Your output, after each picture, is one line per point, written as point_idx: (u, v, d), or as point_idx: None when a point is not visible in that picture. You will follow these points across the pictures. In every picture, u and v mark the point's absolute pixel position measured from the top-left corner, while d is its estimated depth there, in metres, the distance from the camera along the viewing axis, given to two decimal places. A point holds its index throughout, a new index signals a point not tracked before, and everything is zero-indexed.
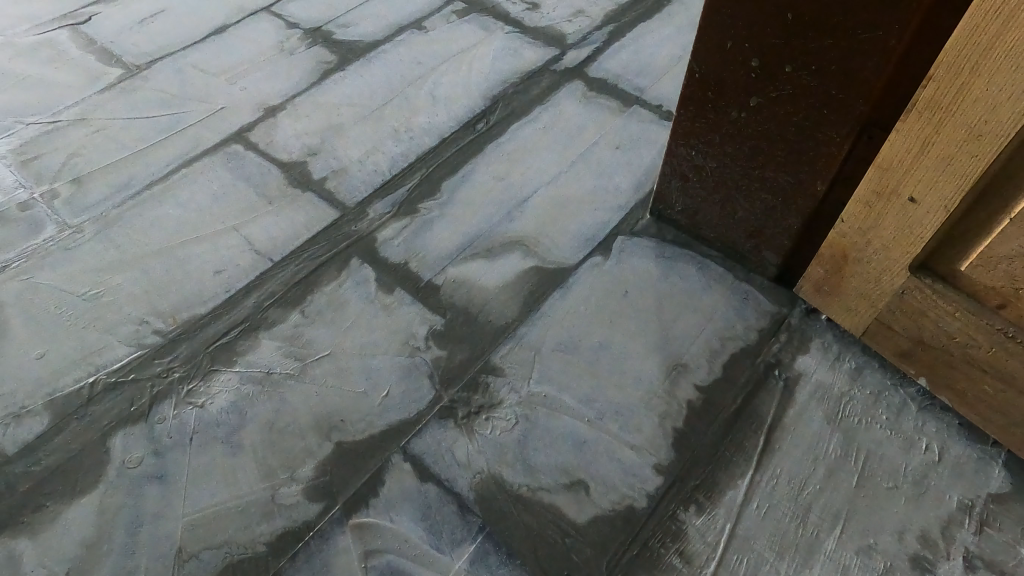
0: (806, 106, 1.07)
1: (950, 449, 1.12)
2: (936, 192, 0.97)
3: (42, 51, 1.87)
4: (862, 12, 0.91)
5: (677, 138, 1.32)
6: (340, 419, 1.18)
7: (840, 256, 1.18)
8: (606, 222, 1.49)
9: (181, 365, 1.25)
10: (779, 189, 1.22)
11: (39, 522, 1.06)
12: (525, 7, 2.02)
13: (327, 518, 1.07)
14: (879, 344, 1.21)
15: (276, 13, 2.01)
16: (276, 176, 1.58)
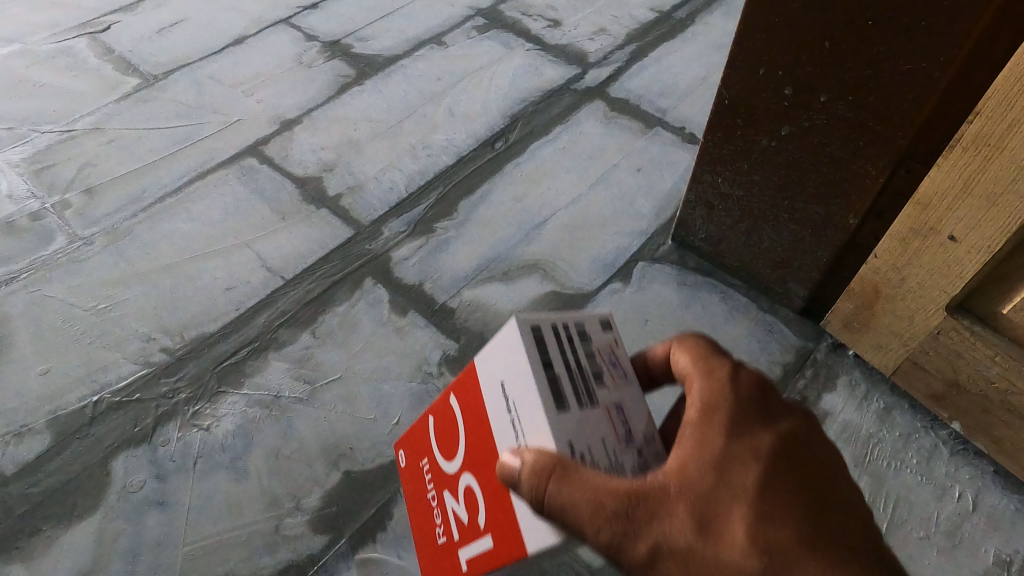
0: (841, 137, 1.03)
1: (985, 498, 1.07)
2: (979, 231, 0.92)
3: (61, 60, 1.86)
4: (905, 44, 0.87)
5: (703, 164, 1.28)
6: (348, 447, 1.14)
7: (871, 292, 1.13)
8: (626, 248, 1.45)
9: (187, 385, 1.21)
10: (809, 221, 1.18)
11: (35, 547, 1.03)
12: (546, 24, 2.00)
13: (333, 552, 1.03)
14: (910, 384, 1.16)
15: (296, 25, 1.99)
16: (290, 192, 1.55)
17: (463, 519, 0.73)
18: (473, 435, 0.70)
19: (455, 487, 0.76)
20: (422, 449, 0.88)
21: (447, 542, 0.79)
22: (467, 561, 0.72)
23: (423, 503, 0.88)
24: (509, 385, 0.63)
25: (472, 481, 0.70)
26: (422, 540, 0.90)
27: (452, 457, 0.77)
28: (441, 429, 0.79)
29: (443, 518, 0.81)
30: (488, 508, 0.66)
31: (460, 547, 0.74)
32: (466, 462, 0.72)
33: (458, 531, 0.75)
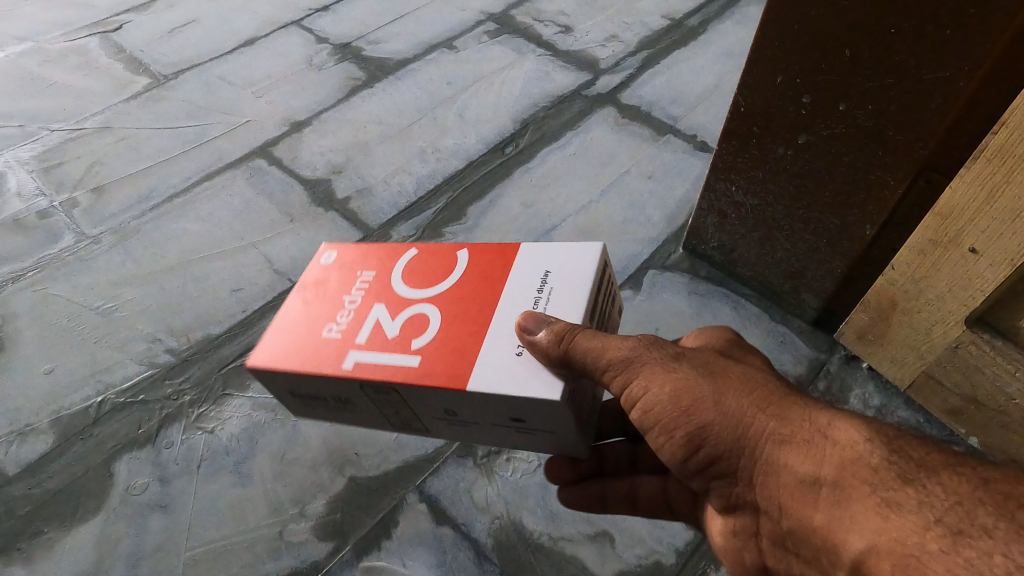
0: (859, 146, 1.02)
1: None
2: (1001, 245, 0.91)
3: (72, 59, 1.86)
4: (928, 53, 0.86)
5: (717, 172, 1.27)
6: (354, 452, 1.12)
7: (887, 304, 1.11)
8: (636, 255, 1.43)
9: (192, 387, 1.20)
10: (824, 231, 1.16)
11: (36, 549, 1.01)
12: (557, 30, 1.99)
13: (337, 560, 1.02)
14: (926, 398, 1.14)
15: (307, 28, 1.99)
16: (299, 194, 1.54)
17: (385, 334, 0.75)
18: (481, 285, 0.77)
19: (395, 305, 0.78)
20: (366, 260, 0.85)
21: (335, 338, 0.77)
22: (355, 364, 0.73)
23: (328, 297, 0.82)
24: (553, 275, 0.75)
25: (434, 314, 0.75)
26: (290, 316, 0.80)
27: (420, 288, 0.79)
28: (423, 265, 0.82)
29: (345, 318, 0.79)
30: (445, 339, 0.72)
31: (356, 348, 0.75)
32: (439, 300, 0.76)
33: (365, 337, 0.75)
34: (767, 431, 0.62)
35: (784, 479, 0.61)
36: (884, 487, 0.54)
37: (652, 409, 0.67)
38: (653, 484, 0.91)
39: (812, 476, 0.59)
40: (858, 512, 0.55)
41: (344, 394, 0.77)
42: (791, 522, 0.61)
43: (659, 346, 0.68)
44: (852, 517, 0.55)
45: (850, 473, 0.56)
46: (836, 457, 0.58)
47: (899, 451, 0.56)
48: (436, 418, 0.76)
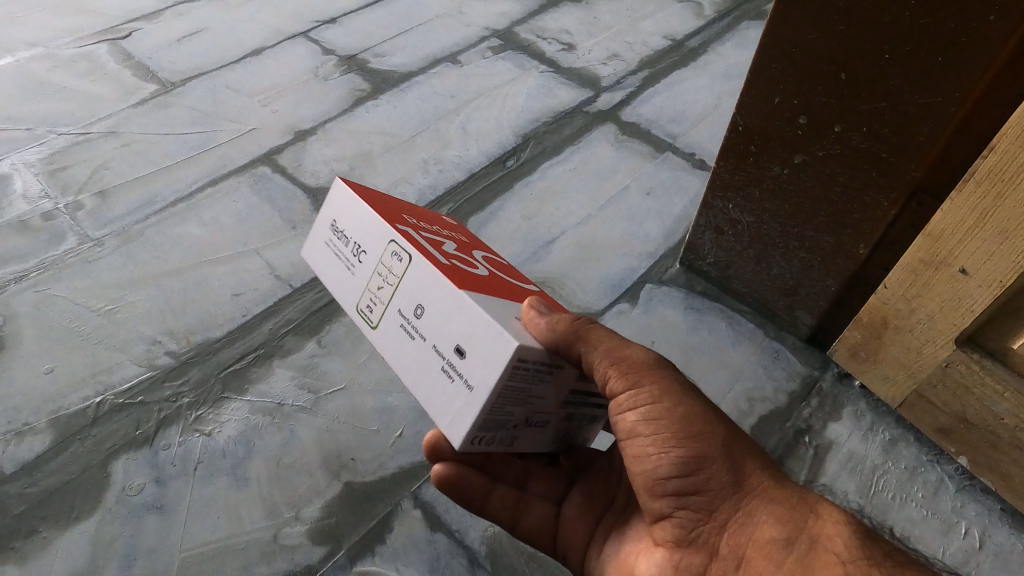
0: (853, 167, 1.04)
1: (991, 535, 1.06)
2: (990, 266, 0.93)
3: (80, 64, 1.89)
4: (920, 78, 0.89)
5: (714, 190, 1.29)
6: (350, 458, 1.13)
7: (880, 322, 1.13)
8: (634, 269, 1.45)
9: (191, 390, 1.21)
10: (819, 249, 1.18)
11: (31, 547, 1.01)
12: (560, 47, 2.02)
13: (331, 564, 1.02)
14: (916, 417, 1.15)
15: (313, 39, 2.02)
16: (302, 201, 1.56)
17: (444, 247, 0.78)
18: (538, 295, 0.82)
19: (464, 251, 0.82)
20: (457, 232, 0.91)
21: (408, 221, 0.81)
22: (407, 229, 0.76)
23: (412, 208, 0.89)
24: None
25: (485, 272, 0.78)
26: (386, 197, 0.88)
27: (491, 266, 0.83)
28: (508, 268, 0.88)
29: (426, 226, 0.83)
30: (487, 279, 0.75)
31: (414, 230, 0.77)
32: (496, 275, 0.80)
33: (427, 236, 0.78)
34: (759, 488, 0.67)
35: (757, 529, 0.66)
36: (853, 563, 0.61)
37: (654, 418, 0.69)
38: (545, 511, 0.91)
39: (785, 537, 0.65)
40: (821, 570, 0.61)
41: (365, 243, 0.77)
42: (749, 568, 0.65)
43: (676, 375, 0.73)
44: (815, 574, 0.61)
45: (822, 541, 0.63)
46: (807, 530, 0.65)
47: (869, 539, 0.64)
48: (396, 319, 0.73)
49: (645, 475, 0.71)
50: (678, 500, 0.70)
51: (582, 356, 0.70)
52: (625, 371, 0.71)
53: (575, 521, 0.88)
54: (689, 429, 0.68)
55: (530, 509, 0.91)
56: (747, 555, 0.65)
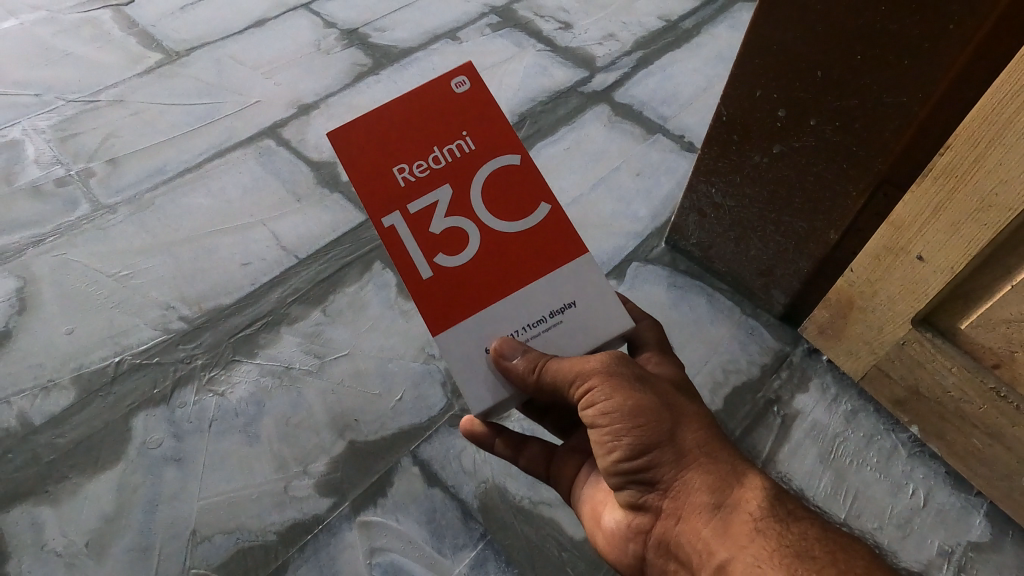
0: (826, 158, 1.12)
1: (934, 496, 1.17)
2: (944, 254, 1.02)
3: (85, 30, 1.92)
4: (889, 78, 0.96)
5: (699, 175, 1.37)
6: (354, 418, 1.22)
7: (846, 303, 1.22)
8: (621, 247, 1.54)
9: (204, 353, 1.29)
10: (793, 233, 1.27)
11: (61, 493, 1.11)
12: (558, 26, 2.07)
13: (337, 513, 1.12)
14: (876, 389, 1.25)
15: (315, 11, 2.05)
16: (306, 175, 1.62)
17: (431, 225, 0.78)
18: (535, 247, 0.80)
19: (458, 204, 0.79)
20: (471, 127, 0.79)
21: (399, 183, 0.78)
22: (390, 228, 0.78)
23: (411, 115, 0.79)
24: (575, 305, 0.81)
25: (473, 240, 0.79)
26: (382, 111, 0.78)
27: (491, 203, 0.80)
28: (514, 188, 0.80)
29: (422, 170, 0.78)
30: (470, 273, 0.79)
31: (399, 214, 0.78)
32: (490, 237, 0.79)
33: (414, 210, 0.78)
34: (695, 461, 0.73)
35: (693, 497, 0.73)
36: (767, 528, 0.69)
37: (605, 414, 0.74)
38: (541, 449, 1.00)
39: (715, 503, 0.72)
40: (739, 535, 0.69)
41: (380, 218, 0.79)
42: (686, 530, 0.73)
43: (627, 365, 0.76)
44: (733, 539, 0.69)
45: (744, 508, 0.71)
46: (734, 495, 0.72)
47: (782, 501, 0.72)
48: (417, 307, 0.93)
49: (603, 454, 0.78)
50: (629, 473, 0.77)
51: (540, 372, 0.74)
52: (580, 372, 0.74)
53: (569, 454, 0.96)
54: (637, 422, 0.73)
55: (526, 447, 1.01)
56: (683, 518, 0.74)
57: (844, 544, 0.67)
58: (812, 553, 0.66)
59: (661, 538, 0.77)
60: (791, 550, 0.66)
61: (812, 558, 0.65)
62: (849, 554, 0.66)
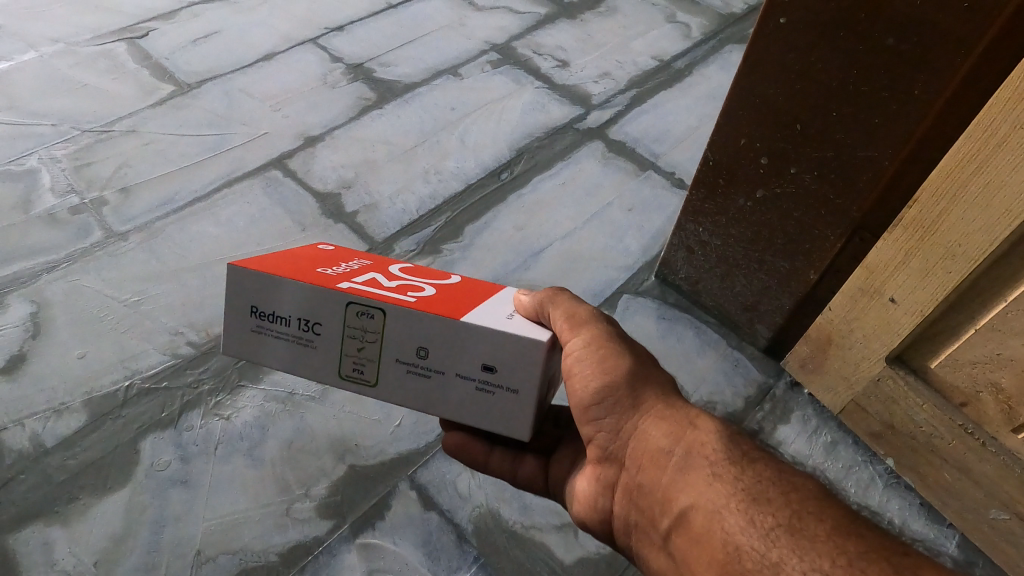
0: (804, 204, 1.19)
1: (909, 526, 1.22)
2: (913, 298, 1.08)
3: (101, 62, 1.99)
4: (862, 135, 1.03)
5: (686, 215, 1.44)
6: (354, 443, 1.28)
7: (825, 339, 1.29)
8: (613, 280, 1.60)
9: (211, 378, 1.34)
10: (775, 272, 1.34)
11: (72, 513, 1.15)
12: (555, 63, 2.15)
13: (337, 535, 1.17)
14: (853, 422, 1.32)
15: (322, 46, 2.13)
16: (311, 205, 1.69)
17: (381, 285, 0.84)
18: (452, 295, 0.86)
19: (390, 276, 0.88)
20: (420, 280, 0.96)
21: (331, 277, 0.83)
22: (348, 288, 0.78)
23: (317, 262, 0.90)
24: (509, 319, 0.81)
25: (429, 289, 0.86)
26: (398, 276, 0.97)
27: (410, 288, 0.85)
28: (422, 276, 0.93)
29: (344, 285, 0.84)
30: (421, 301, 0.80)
31: (352, 281, 0.82)
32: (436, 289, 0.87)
33: (362, 281, 0.84)
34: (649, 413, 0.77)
35: (650, 443, 0.76)
36: (725, 499, 0.68)
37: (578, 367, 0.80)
38: (536, 463, 0.98)
39: (670, 446, 0.75)
40: (700, 519, 0.68)
41: (321, 317, 0.79)
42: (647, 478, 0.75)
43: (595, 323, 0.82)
44: (695, 511, 0.69)
45: (700, 452, 0.73)
46: (688, 442, 0.74)
47: (738, 446, 0.73)
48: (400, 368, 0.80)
49: (579, 405, 0.82)
50: (600, 424, 0.80)
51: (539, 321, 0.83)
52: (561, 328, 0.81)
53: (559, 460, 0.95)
54: (599, 371, 0.79)
55: (524, 463, 0.98)
56: (643, 472, 0.76)
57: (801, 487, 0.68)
58: (765, 496, 0.67)
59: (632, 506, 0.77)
60: (744, 494, 0.67)
61: (771, 527, 0.64)
62: (803, 495, 0.67)
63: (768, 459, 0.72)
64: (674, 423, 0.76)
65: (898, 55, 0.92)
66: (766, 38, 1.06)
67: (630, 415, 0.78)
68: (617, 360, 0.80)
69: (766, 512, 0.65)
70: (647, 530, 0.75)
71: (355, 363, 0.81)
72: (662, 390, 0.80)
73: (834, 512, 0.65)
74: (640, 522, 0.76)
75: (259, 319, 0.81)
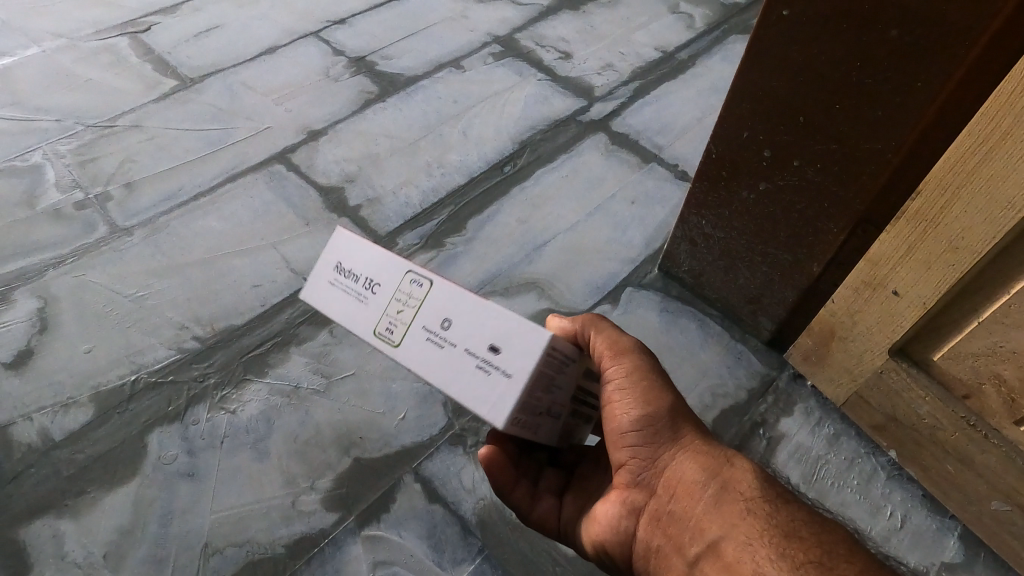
0: (807, 196, 1.19)
1: (911, 518, 1.23)
2: (916, 291, 1.08)
3: (104, 56, 2.00)
4: (864, 127, 1.03)
5: (690, 207, 1.44)
6: (359, 436, 1.28)
7: (828, 332, 1.29)
8: (616, 273, 1.61)
9: (216, 372, 1.35)
10: (778, 264, 1.34)
11: (81, 506, 1.17)
12: (558, 55, 2.14)
13: (342, 528, 1.18)
14: (856, 414, 1.32)
15: (325, 39, 2.13)
16: (314, 199, 1.69)
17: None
18: None
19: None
20: None
21: None
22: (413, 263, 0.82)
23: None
24: None
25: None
26: None
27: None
28: None
29: None
30: None
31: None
32: None
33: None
34: (687, 446, 0.84)
35: (687, 474, 0.82)
36: (759, 533, 0.74)
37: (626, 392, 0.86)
38: (553, 503, 0.99)
39: (705, 480, 0.81)
40: (734, 549, 0.74)
41: (380, 276, 0.81)
42: (680, 506, 0.81)
43: (646, 356, 0.89)
44: (726, 541, 0.75)
45: (734, 488, 0.79)
46: (722, 477, 0.81)
47: (767, 484, 0.80)
48: (420, 333, 0.78)
49: (617, 430, 0.86)
50: (636, 451, 0.85)
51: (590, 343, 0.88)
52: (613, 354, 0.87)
53: (573, 501, 0.98)
54: (646, 400, 0.85)
55: (541, 499, 1.00)
56: (677, 500, 0.81)
57: (829, 529, 0.74)
58: (792, 532, 0.73)
59: (656, 534, 0.82)
60: (777, 529, 0.74)
61: (803, 561, 0.70)
62: (823, 534, 0.74)
63: (790, 500, 0.79)
64: (709, 459, 0.83)
65: (900, 47, 0.92)
66: (768, 31, 1.06)
67: (668, 447, 0.84)
68: (661, 394, 0.86)
69: (792, 545, 0.72)
70: (670, 556, 0.80)
71: (389, 322, 0.80)
72: (698, 427, 0.86)
73: (849, 550, 0.71)
74: (663, 548, 0.80)
75: (337, 273, 0.85)
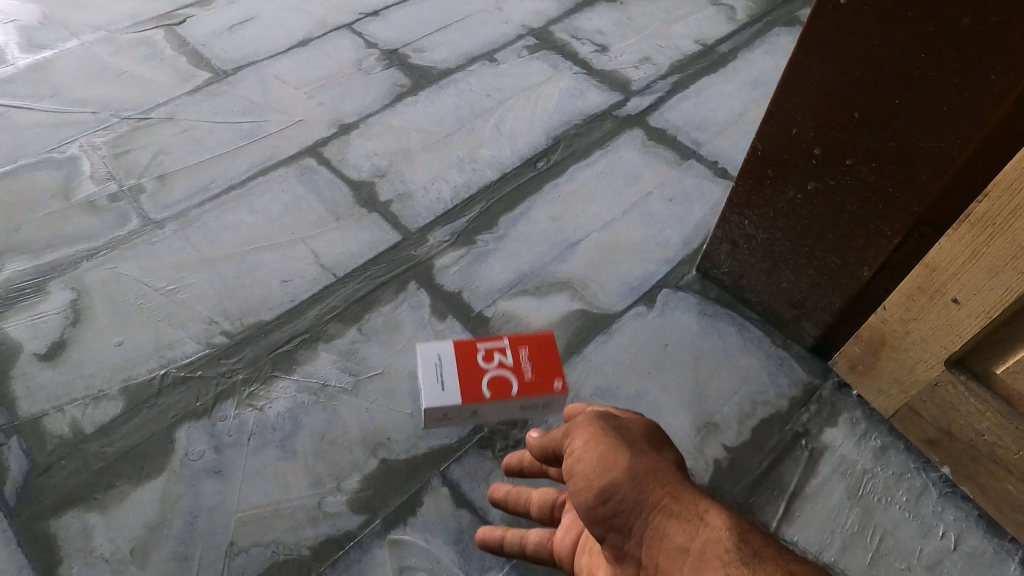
0: (860, 198, 1.12)
1: (966, 539, 1.16)
2: (979, 299, 1.01)
3: (139, 49, 2.00)
4: (926, 123, 0.96)
5: (732, 206, 1.38)
6: (387, 437, 1.26)
7: (878, 340, 1.22)
8: (652, 274, 1.55)
9: (244, 368, 1.34)
10: (825, 268, 1.27)
11: (109, 500, 1.16)
12: (594, 48, 2.09)
13: (368, 531, 1.15)
14: (907, 427, 1.25)
15: (357, 32, 2.11)
16: (345, 194, 1.67)
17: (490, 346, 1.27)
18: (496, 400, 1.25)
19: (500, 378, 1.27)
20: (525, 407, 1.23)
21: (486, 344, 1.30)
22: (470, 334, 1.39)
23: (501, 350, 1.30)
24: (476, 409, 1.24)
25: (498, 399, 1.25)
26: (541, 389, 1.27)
27: (475, 369, 1.24)
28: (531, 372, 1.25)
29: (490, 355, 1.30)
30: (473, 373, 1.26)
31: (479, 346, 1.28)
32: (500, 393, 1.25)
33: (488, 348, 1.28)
34: (655, 501, 0.65)
35: (664, 543, 0.62)
36: None
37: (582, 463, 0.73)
38: None
39: (685, 548, 0.60)
40: None
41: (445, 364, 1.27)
42: None
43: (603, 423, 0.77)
44: None
45: (713, 550, 0.57)
46: (701, 536, 0.60)
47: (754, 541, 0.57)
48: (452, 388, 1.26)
49: (589, 511, 0.70)
50: (614, 532, 0.68)
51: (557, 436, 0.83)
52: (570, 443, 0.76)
53: None
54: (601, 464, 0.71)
55: None
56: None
57: None
58: None
59: None
60: None
61: None
62: None
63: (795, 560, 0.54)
64: (685, 515, 0.63)
65: (972, 37, 0.85)
66: (823, 20, 1.00)
67: (636, 510, 0.66)
68: (616, 449, 0.72)
69: None
70: None
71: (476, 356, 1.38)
72: (670, 480, 0.68)
73: None
74: None
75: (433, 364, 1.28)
